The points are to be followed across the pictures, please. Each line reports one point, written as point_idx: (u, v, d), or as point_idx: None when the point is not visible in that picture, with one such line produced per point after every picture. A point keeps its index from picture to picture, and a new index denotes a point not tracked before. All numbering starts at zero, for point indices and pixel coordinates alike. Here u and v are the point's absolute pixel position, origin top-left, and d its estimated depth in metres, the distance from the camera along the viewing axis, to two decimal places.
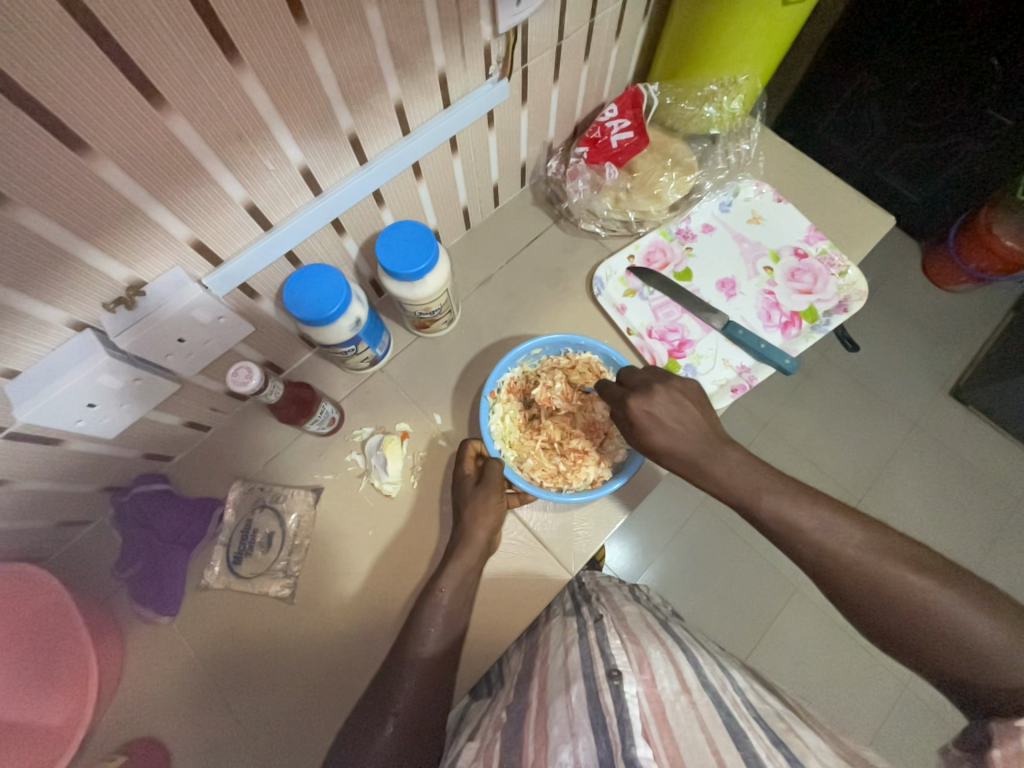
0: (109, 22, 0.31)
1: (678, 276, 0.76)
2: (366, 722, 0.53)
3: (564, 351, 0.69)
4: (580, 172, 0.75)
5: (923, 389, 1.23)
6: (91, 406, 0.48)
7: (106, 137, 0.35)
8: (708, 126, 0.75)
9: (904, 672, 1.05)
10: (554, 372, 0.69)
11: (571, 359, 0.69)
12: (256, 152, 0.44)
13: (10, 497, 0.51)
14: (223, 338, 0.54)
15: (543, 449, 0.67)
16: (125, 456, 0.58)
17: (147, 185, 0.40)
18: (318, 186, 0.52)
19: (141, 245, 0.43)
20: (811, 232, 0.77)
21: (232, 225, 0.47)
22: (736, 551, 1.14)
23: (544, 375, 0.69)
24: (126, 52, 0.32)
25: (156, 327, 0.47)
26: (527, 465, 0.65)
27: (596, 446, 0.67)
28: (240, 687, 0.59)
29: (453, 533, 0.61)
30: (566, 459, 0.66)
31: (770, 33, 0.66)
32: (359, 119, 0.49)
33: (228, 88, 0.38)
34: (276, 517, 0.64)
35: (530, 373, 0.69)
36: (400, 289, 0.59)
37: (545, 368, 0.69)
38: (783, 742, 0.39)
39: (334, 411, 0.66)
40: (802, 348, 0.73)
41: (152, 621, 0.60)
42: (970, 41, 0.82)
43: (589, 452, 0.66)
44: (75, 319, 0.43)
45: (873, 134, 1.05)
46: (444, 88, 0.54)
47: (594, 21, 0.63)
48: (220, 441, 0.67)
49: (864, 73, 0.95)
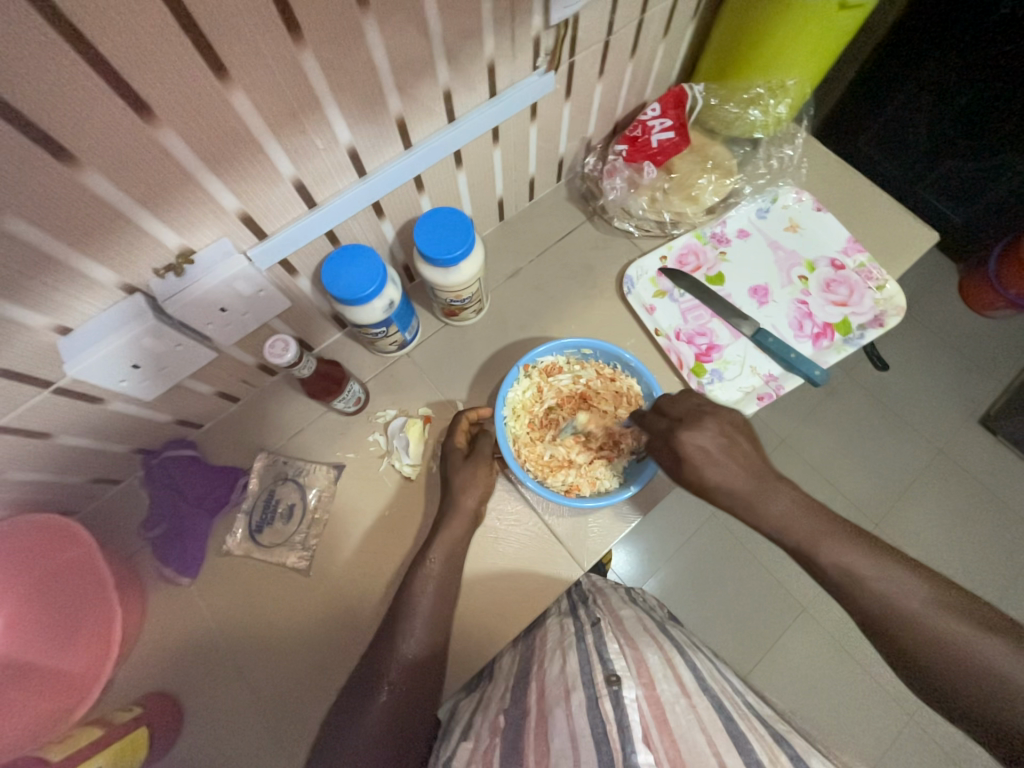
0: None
1: (709, 280, 0.76)
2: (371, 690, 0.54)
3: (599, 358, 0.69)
4: (618, 170, 0.75)
5: (951, 415, 1.20)
6: (135, 368, 0.50)
7: (171, 106, 0.37)
8: (751, 130, 0.75)
9: (912, 705, 1.03)
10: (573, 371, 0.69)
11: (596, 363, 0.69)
12: (308, 130, 0.45)
13: (51, 450, 0.53)
14: (260, 312, 0.55)
15: (541, 439, 0.67)
16: (159, 420, 0.60)
17: (205, 157, 0.41)
18: (363, 167, 0.53)
19: (194, 214, 0.44)
20: (850, 245, 0.76)
21: (278, 200, 0.49)
22: (746, 565, 1.12)
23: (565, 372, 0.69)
24: (189, 14, 0.33)
25: (201, 296, 0.49)
26: (531, 458, 0.66)
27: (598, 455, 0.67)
28: (253, 653, 0.60)
29: (444, 502, 0.62)
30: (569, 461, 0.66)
31: (822, 39, 0.64)
32: (407, 104, 0.50)
33: (289, 66, 0.39)
34: (297, 490, 0.66)
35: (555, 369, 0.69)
36: (433, 275, 0.60)
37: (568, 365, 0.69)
38: (785, 742, 0.40)
39: (360, 391, 0.67)
40: (833, 361, 0.72)
41: (173, 581, 0.62)
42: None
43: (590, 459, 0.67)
44: (125, 281, 0.45)
45: (917, 151, 1.02)
46: (491, 77, 0.55)
47: (644, 18, 0.63)
48: (248, 413, 0.68)
49: (913, 87, 0.93)
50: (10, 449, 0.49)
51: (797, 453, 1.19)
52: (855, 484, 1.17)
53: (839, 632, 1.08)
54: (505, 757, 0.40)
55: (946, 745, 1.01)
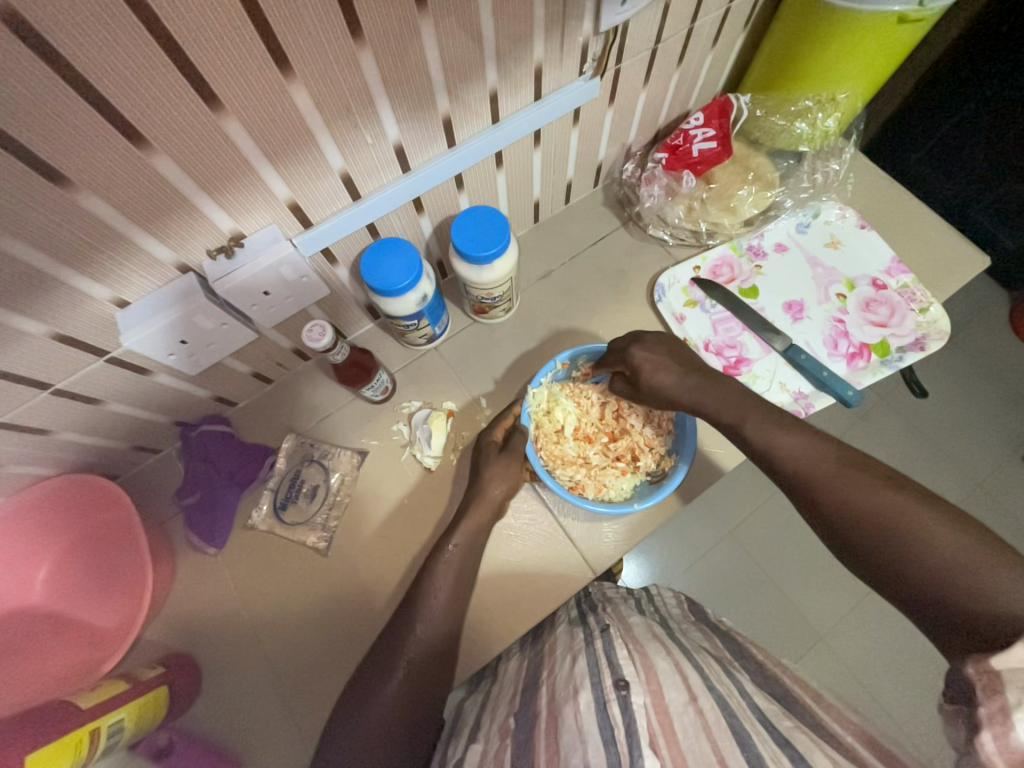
0: None
1: (743, 292, 0.75)
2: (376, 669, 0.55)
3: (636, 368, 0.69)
4: (656, 178, 0.75)
5: (993, 449, 1.14)
6: (184, 343, 0.53)
7: (237, 98, 0.39)
8: (797, 143, 0.73)
9: (931, 748, 0.99)
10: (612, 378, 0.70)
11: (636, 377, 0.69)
12: (359, 125, 0.47)
13: (101, 416, 0.56)
14: (300, 297, 0.58)
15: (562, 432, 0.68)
16: (198, 395, 0.63)
17: (263, 147, 0.43)
18: (407, 163, 0.54)
19: (248, 200, 0.46)
20: (894, 264, 0.74)
21: (325, 191, 0.51)
22: (763, 586, 1.09)
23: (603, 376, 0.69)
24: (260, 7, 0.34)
25: (248, 278, 0.51)
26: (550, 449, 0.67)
27: (614, 465, 0.67)
28: (270, 625, 0.63)
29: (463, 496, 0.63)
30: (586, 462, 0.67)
31: (879, 52, 0.63)
32: (455, 104, 0.52)
33: (347, 63, 0.41)
34: (322, 472, 0.68)
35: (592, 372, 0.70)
36: (468, 272, 0.61)
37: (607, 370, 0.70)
38: (788, 741, 0.39)
39: (388, 380, 0.68)
40: (868, 383, 0.69)
41: (200, 550, 0.65)
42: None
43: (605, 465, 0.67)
44: (181, 261, 0.47)
45: (972, 172, 0.98)
46: (538, 81, 0.56)
47: (694, 26, 0.63)
48: (280, 395, 0.71)
49: (972, 105, 0.90)
50: (65, 412, 0.53)
51: None
52: None
53: (857, 663, 1.04)
54: (516, 756, 0.41)
55: None
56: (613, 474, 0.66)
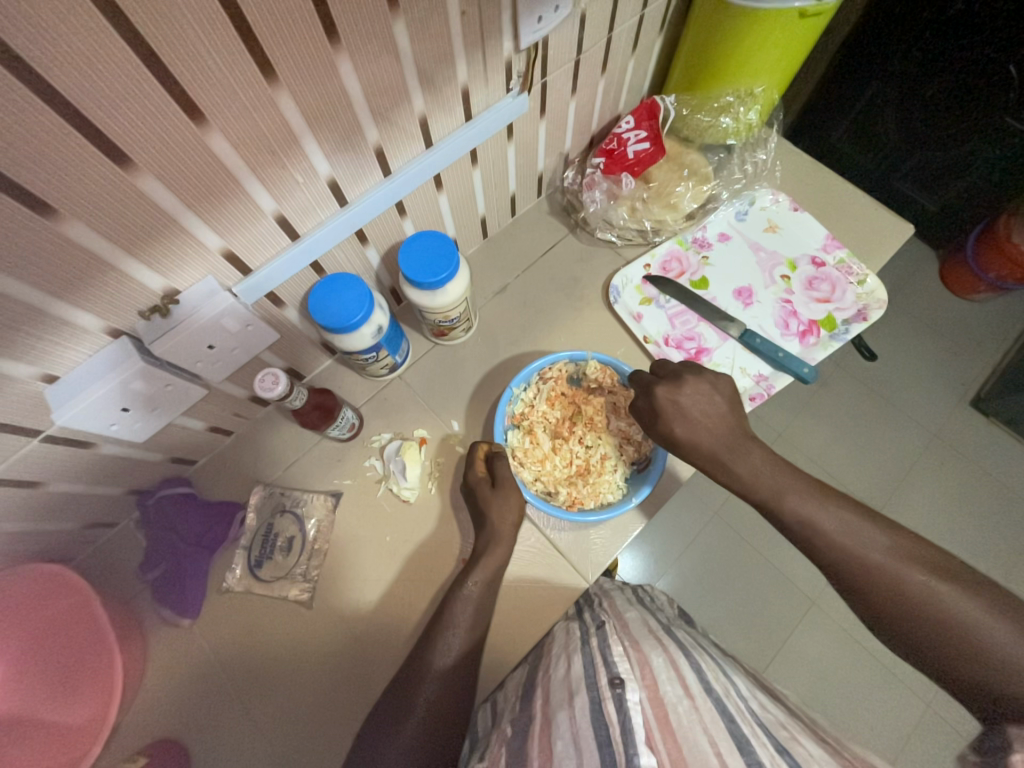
0: (166, 56, 0.33)
1: (694, 285, 0.77)
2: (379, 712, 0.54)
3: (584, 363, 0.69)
4: (597, 183, 0.76)
5: (942, 398, 1.21)
6: (125, 411, 0.49)
7: (150, 154, 0.37)
8: (724, 137, 0.77)
9: (928, 691, 1.03)
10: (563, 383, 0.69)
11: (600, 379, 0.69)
12: (286, 165, 0.45)
13: (41, 499, 0.52)
14: (248, 345, 0.55)
15: (539, 453, 0.67)
16: (151, 459, 0.59)
17: (185, 199, 0.41)
18: (344, 197, 0.53)
19: (177, 256, 0.44)
20: (829, 241, 0.77)
21: (261, 236, 0.49)
22: (752, 562, 1.12)
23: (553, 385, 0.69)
24: (160, 57, 0.33)
25: (189, 334, 0.48)
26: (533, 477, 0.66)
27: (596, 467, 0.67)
28: (260, 692, 0.59)
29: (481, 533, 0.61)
30: (573, 476, 0.66)
31: (785, 46, 0.66)
32: (384, 132, 0.51)
33: (264, 104, 0.40)
34: (295, 522, 0.65)
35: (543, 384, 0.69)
36: (421, 298, 0.60)
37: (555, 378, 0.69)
38: (786, 749, 0.38)
39: (354, 417, 0.67)
40: (821, 357, 0.72)
41: (173, 623, 0.61)
42: (998, 41, 0.81)
43: (590, 470, 0.67)
44: (111, 326, 0.45)
45: (887, 142, 1.05)
46: (466, 102, 0.56)
47: (612, 35, 0.64)
48: (242, 446, 0.68)
49: (879, 81, 0.96)
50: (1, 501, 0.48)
51: (794, 448, 1.20)
52: (853, 474, 1.17)
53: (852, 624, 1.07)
54: (511, 760, 0.41)
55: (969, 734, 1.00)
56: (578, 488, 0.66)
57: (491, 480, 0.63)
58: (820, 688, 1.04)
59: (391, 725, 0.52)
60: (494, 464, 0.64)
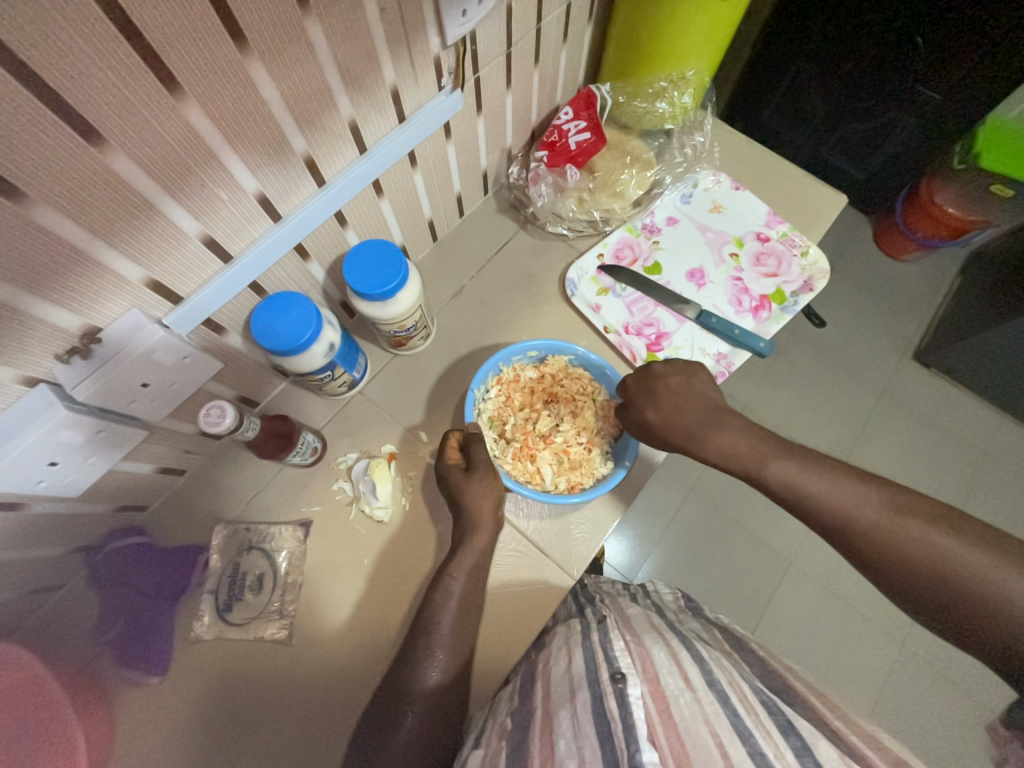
0: (49, 75, 0.30)
1: (648, 270, 0.77)
2: (373, 743, 0.52)
3: (527, 355, 0.69)
4: (542, 177, 0.75)
5: (887, 356, 1.28)
6: (54, 465, 0.45)
7: (44, 183, 0.33)
8: (662, 121, 0.77)
9: (901, 631, 1.08)
10: (516, 385, 0.69)
11: (541, 369, 0.69)
12: (207, 183, 0.42)
13: None
14: (190, 377, 0.52)
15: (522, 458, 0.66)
16: (95, 511, 0.55)
17: (93, 228, 0.38)
18: (277, 212, 0.50)
19: (93, 290, 0.40)
20: (771, 217, 0.79)
21: (189, 261, 0.45)
22: (731, 533, 1.15)
23: (507, 388, 0.68)
24: (41, 75, 0.30)
25: (118, 373, 0.45)
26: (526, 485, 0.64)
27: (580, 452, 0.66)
28: (243, 740, 0.56)
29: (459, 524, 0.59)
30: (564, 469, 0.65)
31: (711, 28, 0.67)
32: (313, 140, 0.48)
33: (173, 121, 0.37)
34: (265, 558, 0.62)
35: (495, 389, 0.67)
36: (372, 310, 0.58)
37: (507, 379, 0.68)
38: (792, 726, 0.39)
39: (316, 440, 0.64)
40: (774, 330, 0.74)
41: (139, 684, 0.56)
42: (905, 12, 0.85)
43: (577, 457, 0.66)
44: (26, 374, 0.40)
45: (813, 117, 1.09)
46: (397, 102, 0.53)
47: (541, 26, 0.63)
48: (196, 484, 0.64)
49: (801, 58, 0.99)
50: None
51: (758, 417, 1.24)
52: (815, 438, 1.22)
53: (827, 578, 1.12)
54: (512, 756, 0.41)
55: (942, 668, 1.06)
56: (545, 469, 0.65)
57: (465, 465, 0.61)
58: (805, 645, 1.09)
59: (378, 738, 0.51)
60: (469, 449, 0.62)
